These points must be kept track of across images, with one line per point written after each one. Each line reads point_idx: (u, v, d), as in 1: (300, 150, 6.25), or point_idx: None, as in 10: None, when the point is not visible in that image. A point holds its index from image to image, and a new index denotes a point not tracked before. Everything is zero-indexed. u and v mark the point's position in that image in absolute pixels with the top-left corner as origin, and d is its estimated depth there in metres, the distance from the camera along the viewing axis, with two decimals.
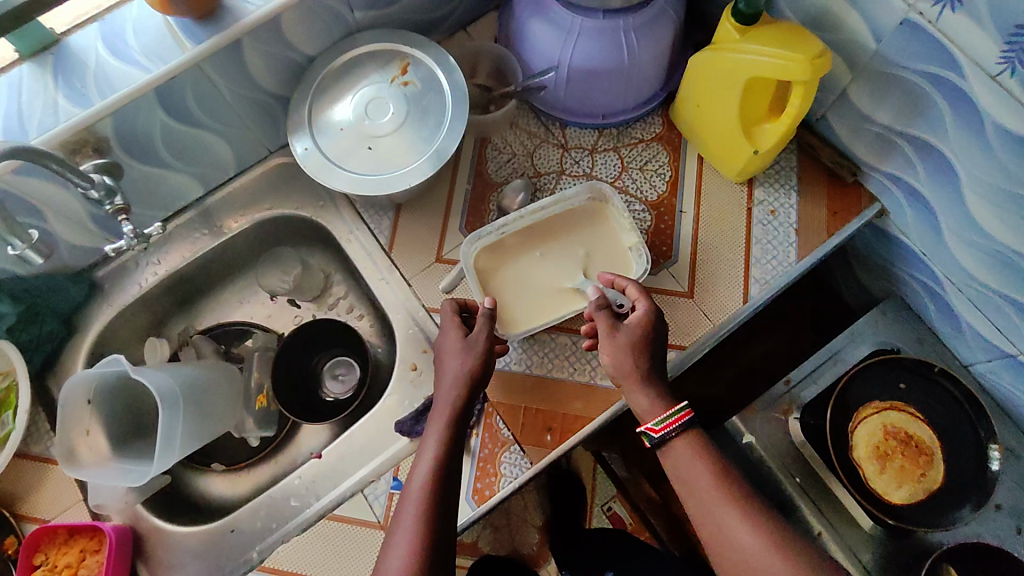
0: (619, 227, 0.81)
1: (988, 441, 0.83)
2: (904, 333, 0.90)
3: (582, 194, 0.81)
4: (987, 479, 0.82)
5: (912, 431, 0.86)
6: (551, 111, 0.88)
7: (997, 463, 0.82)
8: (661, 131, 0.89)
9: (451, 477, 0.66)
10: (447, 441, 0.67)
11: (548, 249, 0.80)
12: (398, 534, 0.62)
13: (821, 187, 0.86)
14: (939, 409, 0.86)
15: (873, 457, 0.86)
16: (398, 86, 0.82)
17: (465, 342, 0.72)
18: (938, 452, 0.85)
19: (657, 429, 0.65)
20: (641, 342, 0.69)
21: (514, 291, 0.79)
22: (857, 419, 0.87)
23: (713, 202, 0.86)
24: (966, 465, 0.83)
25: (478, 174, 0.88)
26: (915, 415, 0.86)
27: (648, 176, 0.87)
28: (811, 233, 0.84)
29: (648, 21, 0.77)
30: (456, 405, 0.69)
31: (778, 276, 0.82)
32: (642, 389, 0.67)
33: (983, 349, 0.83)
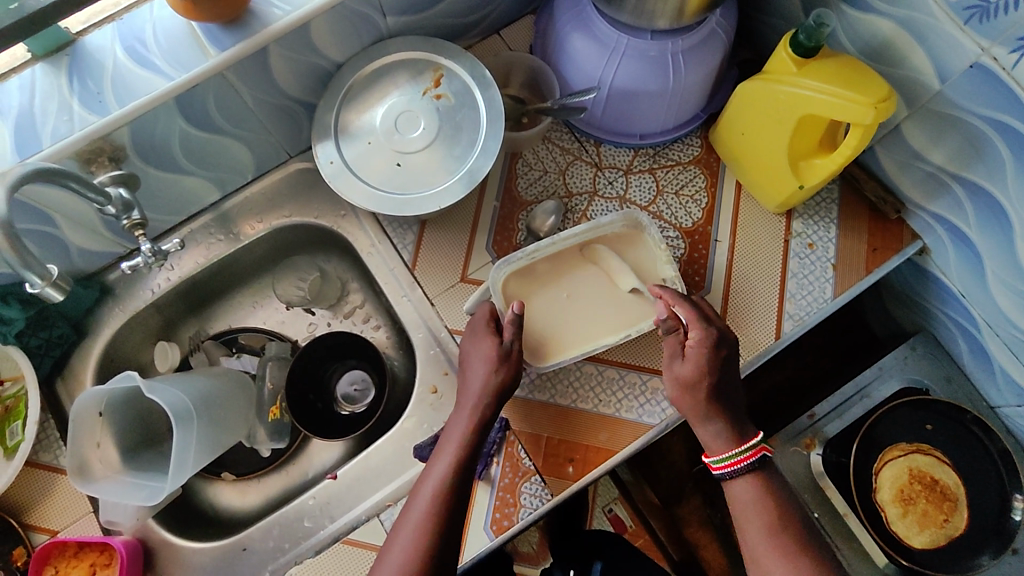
0: (652, 257, 0.79)
1: (1013, 491, 0.80)
2: (933, 372, 0.88)
3: (618, 222, 0.79)
4: (1007, 530, 0.79)
5: (937, 476, 0.83)
6: (588, 129, 0.86)
7: (1020, 514, 0.79)
8: (699, 154, 0.86)
9: (464, 489, 0.66)
10: (464, 451, 0.67)
11: (580, 276, 0.78)
12: (404, 534, 0.63)
13: (862, 221, 0.82)
14: (964, 454, 0.83)
15: (897, 500, 0.83)
16: (430, 99, 0.79)
17: (500, 350, 0.70)
18: (962, 497, 0.82)
19: (716, 465, 0.67)
20: (692, 379, 0.67)
21: (543, 319, 0.77)
22: (882, 461, 0.84)
23: (751, 232, 0.83)
24: (988, 511, 0.81)
25: (508, 192, 0.85)
26: (941, 459, 0.83)
27: (683, 202, 0.85)
28: (849, 269, 0.81)
29: (697, 43, 0.74)
30: (479, 415, 0.69)
31: (812, 312, 0.80)
32: (704, 427, 0.67)
33: (1015, 394, 0.81)
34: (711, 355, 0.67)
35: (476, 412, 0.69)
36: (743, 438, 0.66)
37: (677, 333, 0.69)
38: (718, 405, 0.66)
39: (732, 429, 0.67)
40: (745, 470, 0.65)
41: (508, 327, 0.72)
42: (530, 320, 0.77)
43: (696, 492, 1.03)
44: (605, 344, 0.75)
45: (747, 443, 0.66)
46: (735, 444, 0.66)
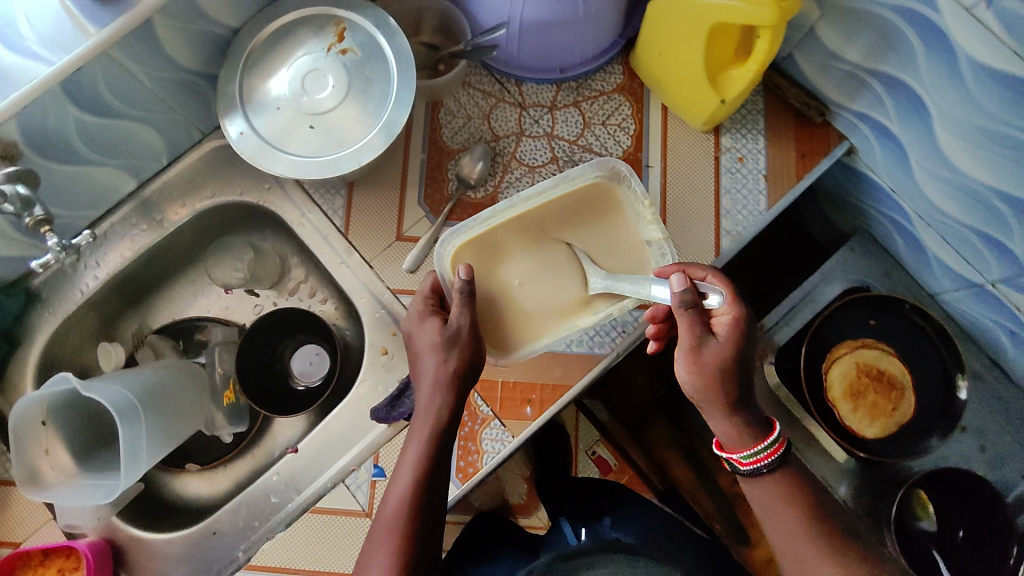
0: (634, 216, 0.75)
1: (955, 371, 0.84)
2: (872, 269, 0.88)
3: (591, 172, 0.75)
4: (954, 409, 0.82)
5: (884, 368, 0.85)
6: (506, 68, 0.84)
7: (964, 391, 0.82)
8: (622, 80, 0.85)
9: (428, 499, 0.64)
10: (428, 456, 0.65)
11: (533, 248, 0.75)
12: (377, 554, 0.62)
13: (789, 128, 0.82)
14: (908, 345, 0.86)
15: (847, 396, 0.85)
16: (336, 55, 0.76)
17: (446, 332, 0.67)
18: (909, 386, 0.84)
19: (746, 464, 0.64)
20: (727, 362, 0.62)
21: (503, 300, 0.73)
22: (831, 360, 0.86)
23: (680, 155, 0.82)
24: (934, 393, 0.84)
25: (432, 142, 0.83)
26: (888, 351, 0.86)
27: (611, 131, 0.84)
28: (780, 178, 0.81)
29: None
30: (440, 414, 0.66)
31: (749, 225, 0.80)
32: (730, 419, 0.64)
33: (951, 279, 0.82)
34: (742, 331, 0.62)
35: (436, 415, 0.66)
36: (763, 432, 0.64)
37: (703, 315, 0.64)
38: (746, 394, 0.64)
39: (752, 423, 0.64)
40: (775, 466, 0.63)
41: (455, 304, 0.68)
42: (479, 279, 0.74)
43: (661, 416, 1.02)
44: (581, 329, 0.73)
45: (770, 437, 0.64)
46: (759, 439, 0.64)
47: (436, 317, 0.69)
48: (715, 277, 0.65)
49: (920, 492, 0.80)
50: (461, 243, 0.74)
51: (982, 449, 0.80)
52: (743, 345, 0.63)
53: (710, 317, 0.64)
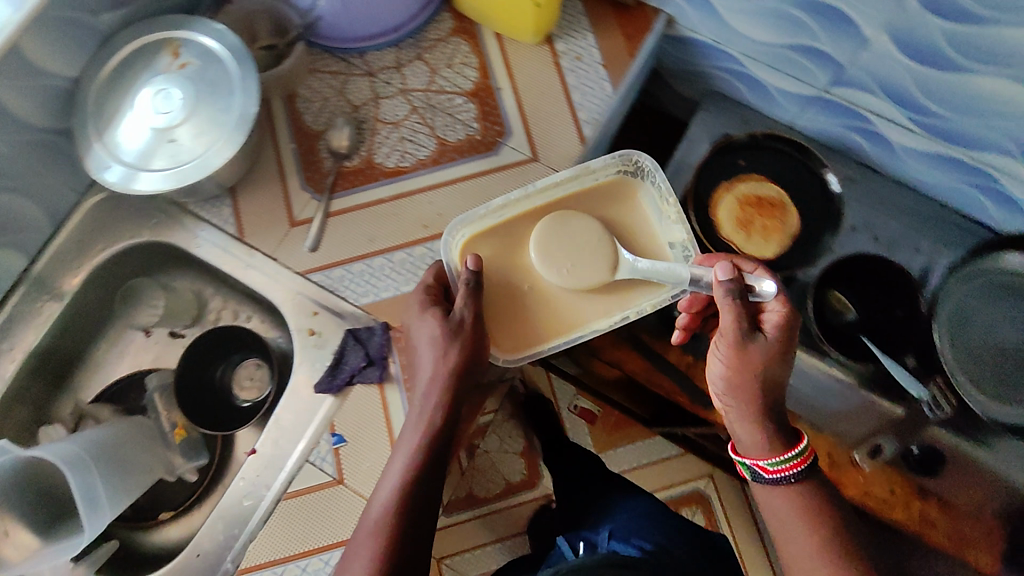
0: (654, 219, 0.79)
1: (822, 170, 0.92)
2: (729, 120, 0.95)
3: (614, 167, 0.78)
4: (834, 204, 0.90)
5: (763, 193, 0.92)
6: (344, 45, 0.89)
7: (836, 184, 0.91)
8: (453, 24, 0.91)
9: (415, 503, 0.67)
10: (419, 462, 0.68)
11: (547, 231, 0.76)
12: (358, 556, 0.63)
13: (610, 18, 0.90)
14: (778, 167, 0.93)
15: (739, 229, 0.90)
16: (176, 71, 0.80)
17: (450, 325, 0.70)
18: (789, 201, 0.91)
19: (771, 471, 0.67)
20: (764, 354, 0.67)
21: (506, 292, 0.76)
22: (716, 203, 0.91)
23: (525, 70, 0.89)
24: (814, 199, 0.91)
25: (298, 130, 0.87)
26: (761, 179, 0.92)
27: (457, 69, 0.89)
28: (617, 63, 0.89)
29: None
30: (433, 421, 0.70)
31: (602, 110, 0.87)
32: (756, 413, 0.68)
33: (796, 103, 0.91)
34: (790, 327, 0.68)
35: (431, 419, 0.70)
36: (790, 440, 0.67)
37: (751, 312, 0.70)
38: (775, 389, 0.68)
39: (777, 429, 0.68)
40: (800, 477, 0.66)
41: (458, 294, 0.71)
42: (492, 264, 0.77)
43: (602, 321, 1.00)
44: (600, 329, 0.75)
45: (795, 447, 0.67)
46: (787, 448, 0.67)
47: (436, 308, 0.72)
48: (767, 275, 0.71)
49: (831, 291, 0.87)
50: (474, 230, 0.77)
51: (873, 239, 0.87)
52: (786, 343, 0.68)
53: (760, 309, 0.70)
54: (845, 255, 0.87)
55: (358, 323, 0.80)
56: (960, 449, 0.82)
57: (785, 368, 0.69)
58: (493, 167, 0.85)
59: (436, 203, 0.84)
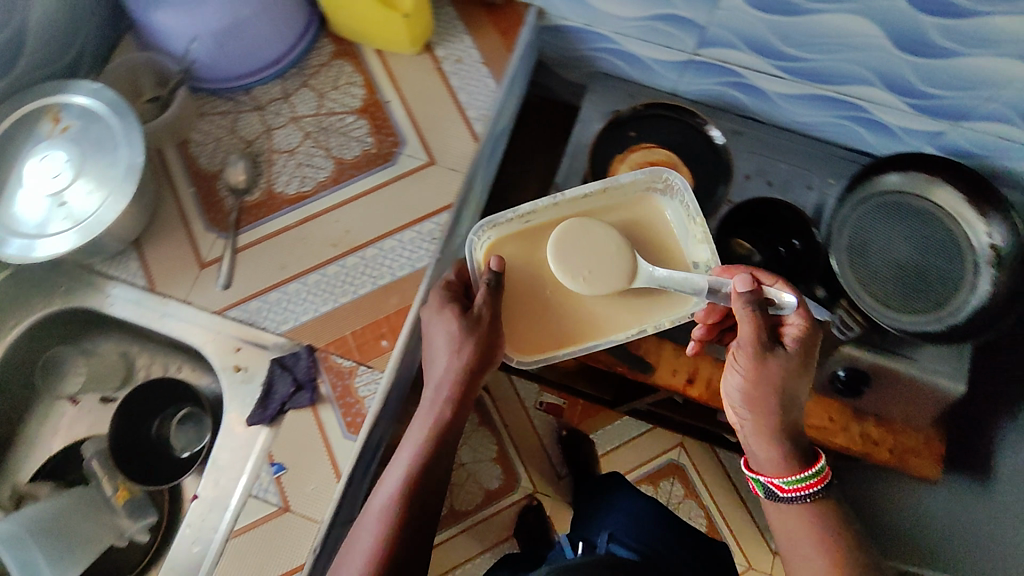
0: (680, 235, 0.78)
1: (704, 126, 0.97)
2: (615, 97, 1.02)
3: (642, 181, 0.78)
4: (722, 156, 0.96)
5: (653, 159, 0.95)
6: (228, 84, 0.90)
7: (720, 137, 0.96)
8: (333, 48, 0.93)
9: (417, 498, 0.70)
10: (425, 453, 0.72)
11: (565, 235, 0.76)
12: (361, 542, 0.67)
13: (483, 19, 0.94)
14: (663, 132, 0.97)
15: None
16: (58, 135, 0.80)
17: (468, 321, 0.72)
18: (677, 161, 0.95)
19: (787, 490, 0.68)
20: (784, 369, 0.66)
21: (527, 293, 0.77)
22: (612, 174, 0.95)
23: (410, 79, 0.91)
24: (701, 154, 0.96)
25: (195, 174, 0.87)
26: (648, 146, 0.96)
27: (344, 90, 0.91)
28: (496, 59, 0.92)
29: None
30: (443, 414, 0.73)
31: (490, 105, 0.90)
32: (771, 429, 0.67)
33: (672, 70, 0.97)
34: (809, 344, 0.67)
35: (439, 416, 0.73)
36: (807, 462, 0.68)
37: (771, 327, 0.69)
38: (793, 404, 0.67)
39: (793, 454, 0.68)
40: (817, 497, 0.67)
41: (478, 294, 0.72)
42: (516, 263, 0.78)
43: None
44: (615, 339, 0.75)
45: (812, 468, 0.68)
46: (804, 467, 0.68)
47: (454, 305, 0.73)
48: (788, 288, 0.68)
49: (736, 240, 0.92)
50: (499, 233, 0.78)
51: (766, 182, 0.96)
52: (803, 360, 0.67)
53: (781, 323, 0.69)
54: (744, 202, 0.92)
55: (282, 351, 0.80)
56: (882, 363, 0.86)
57: (803, 385, 0.68)
58: (393, 176, 0.86)
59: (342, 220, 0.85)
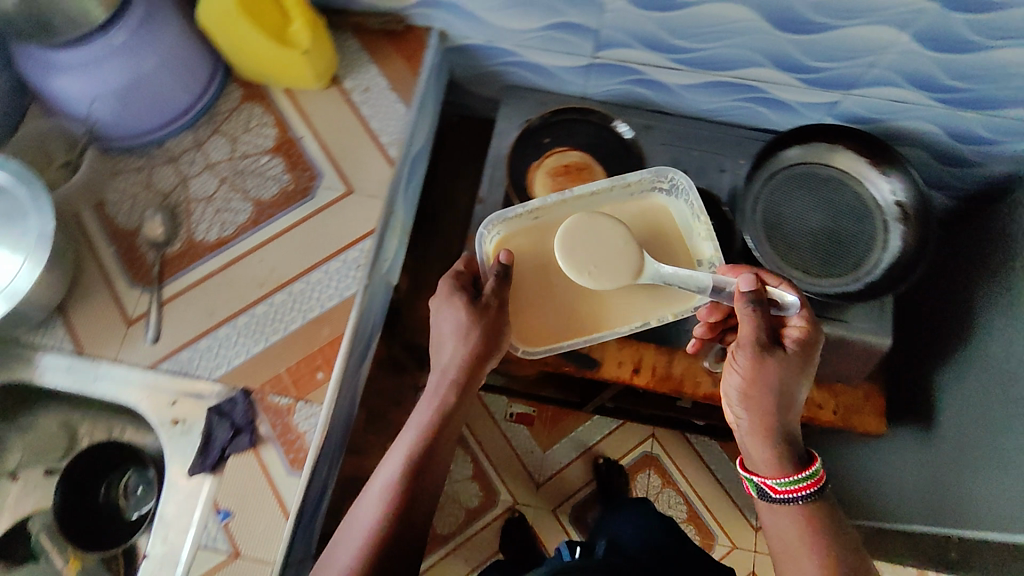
0: (685, 233, 0.87)
1: (611, 122, 1.00)
2: (528, 106, 1.05)
3: (646, 181, 0.88)
4: (633, 148, 0.99)
5: (567, 160, 0.98)
6: (138, 139, 0.90)
7: (628, 131, 1.00)
8: (242, 92, 0.94)
9: (416, 481, 0.73)
10: (430, 433, 0.75)
11: (571, 230, 0.81)
12: (365, 515, 0.71)
13: (387, 46, 0.95)
14: (575, 133, 1.00)
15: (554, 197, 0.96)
16: None
17: (478, 307, 0.77)
18: (591, 159, 0.99)
19: (780, 491, 0.70)
20: (783, 365, 0.71)
21: (534, 287, 0.86)
22: (530, 181, 0.97)
23: (321, 113, 0.92)
24: (614, 149, 0.99)
25: (114, 233, 0.87)
26: (562, 149, 0.99)
27: (256, 132, 0.91)
28: (404, 83, 0.93)
29: (145, 17, 0.79)
30: (448, 400, 0.76)
31: (402, 129, 0.91)
32: (765, 425, 0.71)
33: (576, 74, 1.00)
34: (809, 344, 0.73)
35: (443, 400, 0.76)
36: (803, 465, 0.71)
37: (772, 330, 0.74)
38: (788, 400, 0.72)
39: (790, 454, 0.71)
40: (810, 499, 0.69)
41: (489, 281, 0.79)
42: (524, 257, 0.86)
43: None
44: (618, 332, 0.85)
45: (809, 471, 0.70)
46: (799, 469, 0.70)
47: (464, 294, 0.78)
48: (790, 289, 0.75)
49: None
50: (510, 229, 0.87)
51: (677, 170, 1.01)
52: (800, 360, 0.72)
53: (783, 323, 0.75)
54: None
55: (219, 397, 0.80)
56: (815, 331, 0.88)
57: (800, 387, 0.72)
58: (312, 210, 0.86)
59: (266, 259, 0.85)
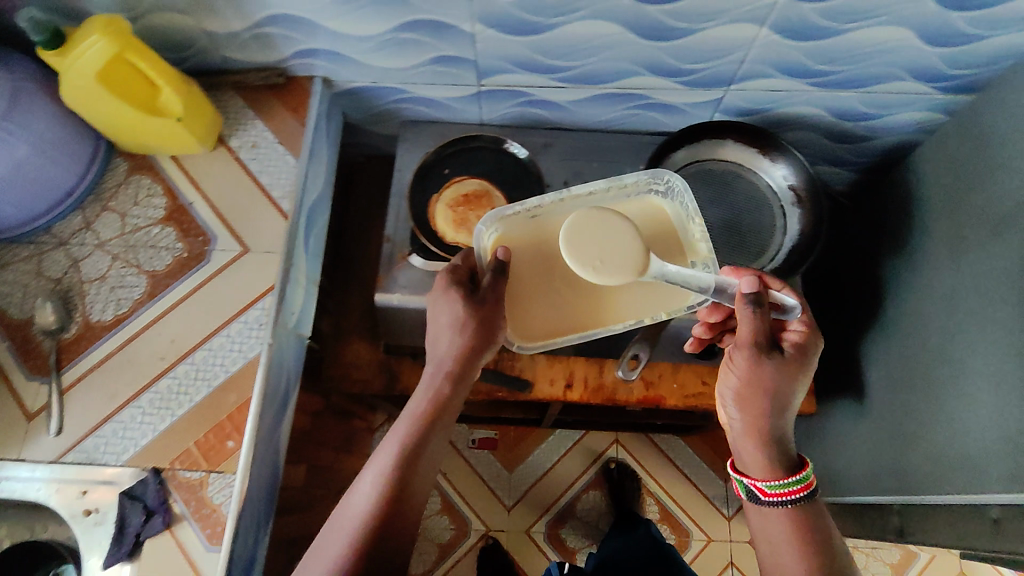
0: (683, 233, 0.79)
1: (504, 145, 1.01)
2: (428, 138, 1.04)
3: (643, 180, 0.82)
4: (530, 167, 1.00)
5: (465, 190, 0.98)
6: (24, 228, 0.87)
7: (522, 150, 1.00)
8: (130, 164, 0.91)
9: (408, 473, 0.70)
10: (423, 422, 0.73)
11: (578, 226, 0.73)
12: (356, 501, 0.69)
13: (271, 100, 0.94)
14: (471, 163, 1.00)
15: (457, 228, 0.95)
16: None
17: (474, 301, 0.76)
18: (490, 185, 0.98)
19: (769, 494, 0.73)
20: (781, 366, 0.73)
21: (524, 290, 0.79)
22: (433, 217, 0.96)
23: (210, 176, 0.90)
24: (512, 171, 1.00)
25: (6, 327, 0.84)
26: (459, 180, 0.98)
27: (145, 203, 0.89)
28: (291, 135, 0.92)
29: (10, 105, 0.77)
30: (442, 389, 0.76)
31: (292, 181, 0.90)
32: (757, 425, 0.74)
33: (468, 102, 1.00)
34: (804, 348, 0.75)
35: (438, 391, 0.75)
36: (794, 469, 0.73)
37: (772, 334, 0.76)
38: (782, 399, 0.74)
39: (781, 458, 0.74)
40: (796, 502, 0.71)
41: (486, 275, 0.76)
42: (519, 256, 0.79)
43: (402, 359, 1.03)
44: (609, 329, 0.78)
45: (800, 475, 0.72)
46: (790, 474, 0.72)
47: (460, 289, 0.77)
48: (791, 293, 0.78)
49: None
50: (505, 226, 0.80)
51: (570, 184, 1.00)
52: (796, 366, 0.74)
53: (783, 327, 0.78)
54: None
55: (130, 479, 0.78)
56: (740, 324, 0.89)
57: (795, 390, 0.74)
58: (208, 275, 0.85)
59: (167, 332, 0.83)
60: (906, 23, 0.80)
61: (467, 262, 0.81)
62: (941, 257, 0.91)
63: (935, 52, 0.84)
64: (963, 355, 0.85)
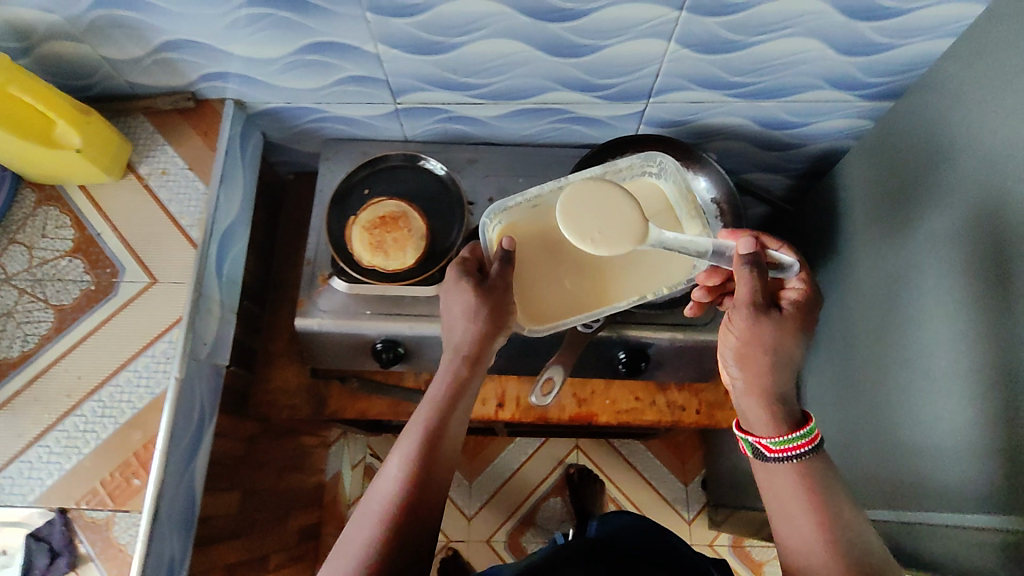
0: (678, 211, 0.81)
1: (422, 163, 0.99)
2: (350, 157, 1.02)
3: (636, 163, 0.83)
4: (450, 186, 0.97)
5: (381, 211, 0.92)
6: None
7: (440, 168, 0.98)
8: (36, 195, 0.90)
9: (429, 466, 0.66)
10: (440, 411, 0.69)
11: (575, 196, 0.70)
12: (377, 499, 0.65)
13: (181, 125, 0.93)
14: (389, 182, 0.98)
15: (374, 252, 0.90)
16: None
17: (485, 287, 0.73)
18: (406, 207, 0.93)
19: (774, 450, 0.66)
20: (788, 325, 0.68)
21: (528, 273, 0.78)
22: (349, 240, 0.92)
23: (119, 206, 0.89)
24: (431, 192, 0.97)
25: None
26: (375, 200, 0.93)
27: (53, 235, 0.87)
28: (201, 161, 0.91)
29: None
30: (460, 376, 0.71)
31: (201, 208, 0.89)
32: (763, 383, 0.67)
33: (388, 119, 0.98)
34: (806, 304, 0.70)
35: (455, 376, 0.71)
36: (799, 424, 0.67)
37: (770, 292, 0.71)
38: (790, 357, 0.68)
39: (791, 416, 0.67)
40: (805, 456, 0.65)
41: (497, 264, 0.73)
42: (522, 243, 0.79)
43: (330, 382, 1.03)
44: (617, 306, 0.77)
45: (807, 429, 0.66)
46: (794, 427, 0.66)
47: (470, 279, 0.74)
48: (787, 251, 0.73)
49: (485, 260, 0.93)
50: (507, 218, 0.81)
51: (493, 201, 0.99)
52: (802, 324, 0.70)
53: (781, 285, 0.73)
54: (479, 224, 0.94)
55: (36, 521, 0.76)
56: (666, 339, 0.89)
57: (800, 348, 0.69)
58: (116, 307, 0.84)
59: (74, 367, 0.82)
60: (815, 34, 0.78)
61: (476, 254, 0.78)
62: (862, 267, 0.90)
63: (849, 61, 0.83)
64: (880, 367, 0.85)
